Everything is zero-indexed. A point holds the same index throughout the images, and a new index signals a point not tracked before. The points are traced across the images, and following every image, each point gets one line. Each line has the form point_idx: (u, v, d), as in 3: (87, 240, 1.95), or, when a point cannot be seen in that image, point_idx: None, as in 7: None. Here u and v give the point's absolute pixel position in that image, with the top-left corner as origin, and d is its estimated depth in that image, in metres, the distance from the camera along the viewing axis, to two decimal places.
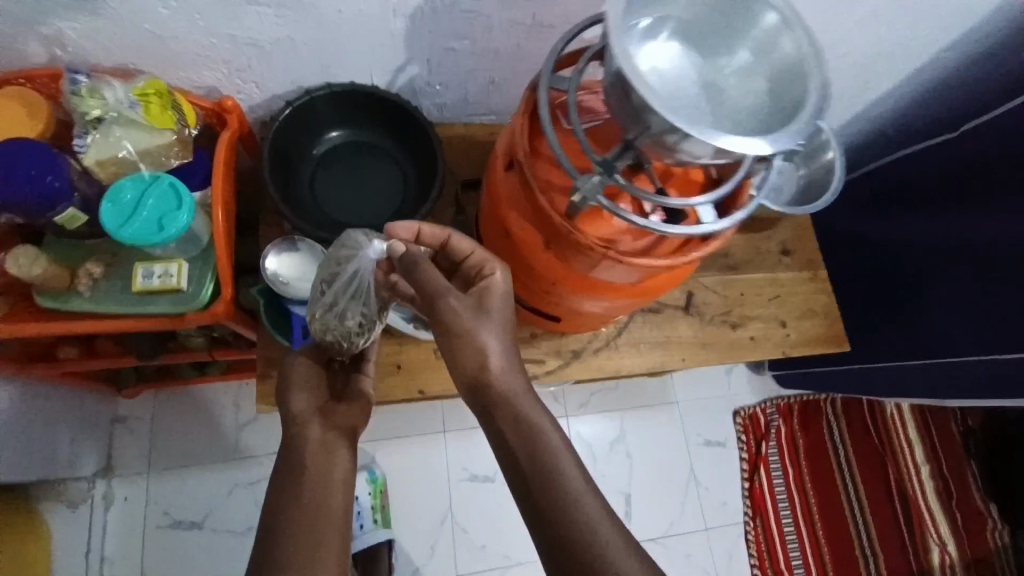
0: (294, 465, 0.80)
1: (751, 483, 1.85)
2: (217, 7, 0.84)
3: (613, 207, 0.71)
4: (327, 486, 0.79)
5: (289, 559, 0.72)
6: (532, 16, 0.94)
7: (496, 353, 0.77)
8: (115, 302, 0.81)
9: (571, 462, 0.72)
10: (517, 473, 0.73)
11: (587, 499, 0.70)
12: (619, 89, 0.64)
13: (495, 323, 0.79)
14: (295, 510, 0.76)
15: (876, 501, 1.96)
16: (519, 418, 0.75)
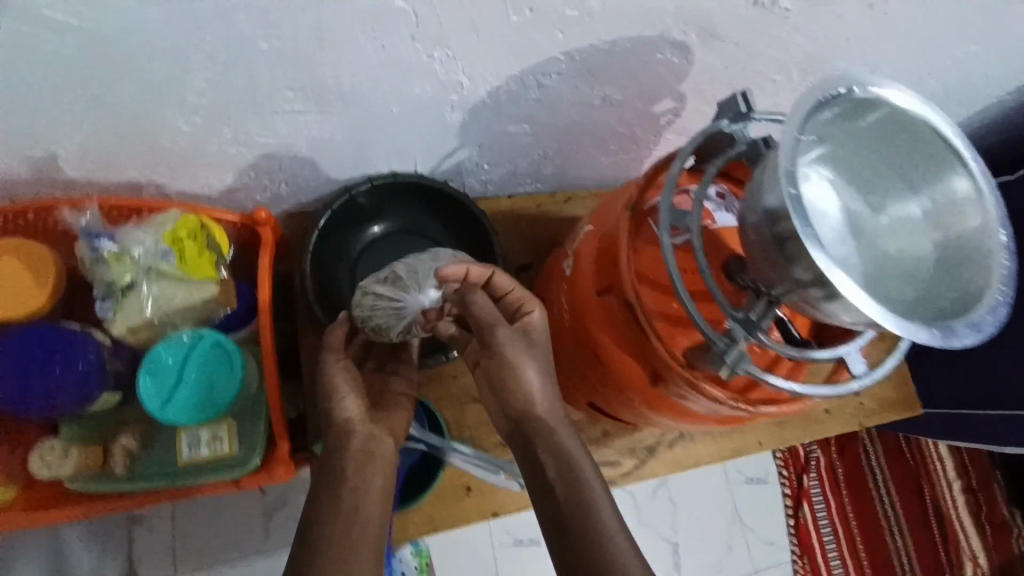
0: (339, 461, 0.65)
1: (796, 517, 1.60)
2: (253, 124, 0.71)
3: (757, 373, 0.58)
4: (365, 489, 0.64)
5: (325, 546, 0.59)
6: (603, 98, 0.82)
7: (543, 392, 0.68)
8: (157, 476, 0.71)
9: (618, 526, 0.60)
10: (559, 532, 0.60)
11: (630, 557, 0.58)
12: (775, 243, 0.54)
13: (538, 357, 0.69)
14: (332, 525, 0.60)
15: (922, 538, 1.64)
16: (559, 456, 0.64)
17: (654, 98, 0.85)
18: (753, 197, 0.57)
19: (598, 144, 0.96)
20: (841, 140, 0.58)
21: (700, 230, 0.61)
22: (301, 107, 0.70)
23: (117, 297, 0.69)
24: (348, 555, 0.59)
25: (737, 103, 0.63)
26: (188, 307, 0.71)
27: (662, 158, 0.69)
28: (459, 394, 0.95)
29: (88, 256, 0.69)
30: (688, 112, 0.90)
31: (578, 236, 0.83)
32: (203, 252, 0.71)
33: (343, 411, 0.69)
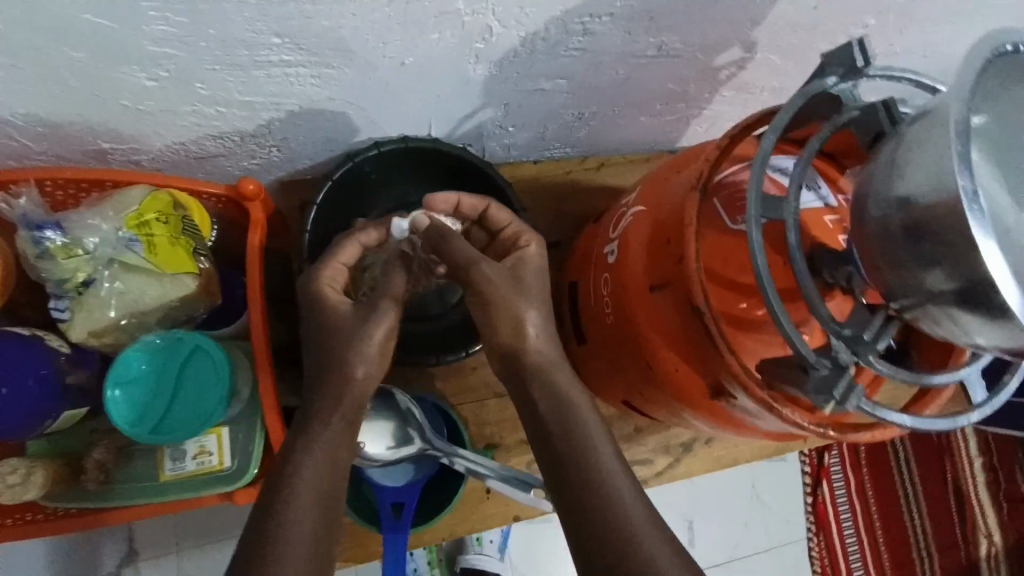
0: (317, 405, 0.58)
1: (814, 497, 1.32)
2: (234, 81, 0.57)
3: (874, 409, 0.48)
4: (338, 435, 0.58)
5: (291, 505, 0.52)
6: (659, 47, 0.67)
7: (538, 336, 0.61)
8: (137, 493, 0.65)
9: (618, 469, 0.56)
10: (558, 474, 0.57)
11: (631, 501, 0.54)
12: (908, 234, 0.44)
13: (535, 296, 0.62)
14: (303, 473, 0.54)
15: (941, 509, 1.38)
16: (555, 397, 0.60)
17: (718, 47, 0.70)
18: (883, 181, 0.46)
19: (643, 103, 0.81)
20: (1004, 108, 0.45)
21: (798, 222, 0.48)
22: (292, 60, 0.56)
23: (75, 297, 0.62)
24: (314, 502, 0.53)
25: (852, 55, 0.50)
26: (162, 304, 0.63)
27: (739, 127, 0.57)
28: (478, 388, 0.83)
29: (37, 252, 0.60)
30: (755, 64, 0.75)
31: (623, 218, 0.70)
32: (177, 237, 0.64)
33: (332, 350, 0.60)
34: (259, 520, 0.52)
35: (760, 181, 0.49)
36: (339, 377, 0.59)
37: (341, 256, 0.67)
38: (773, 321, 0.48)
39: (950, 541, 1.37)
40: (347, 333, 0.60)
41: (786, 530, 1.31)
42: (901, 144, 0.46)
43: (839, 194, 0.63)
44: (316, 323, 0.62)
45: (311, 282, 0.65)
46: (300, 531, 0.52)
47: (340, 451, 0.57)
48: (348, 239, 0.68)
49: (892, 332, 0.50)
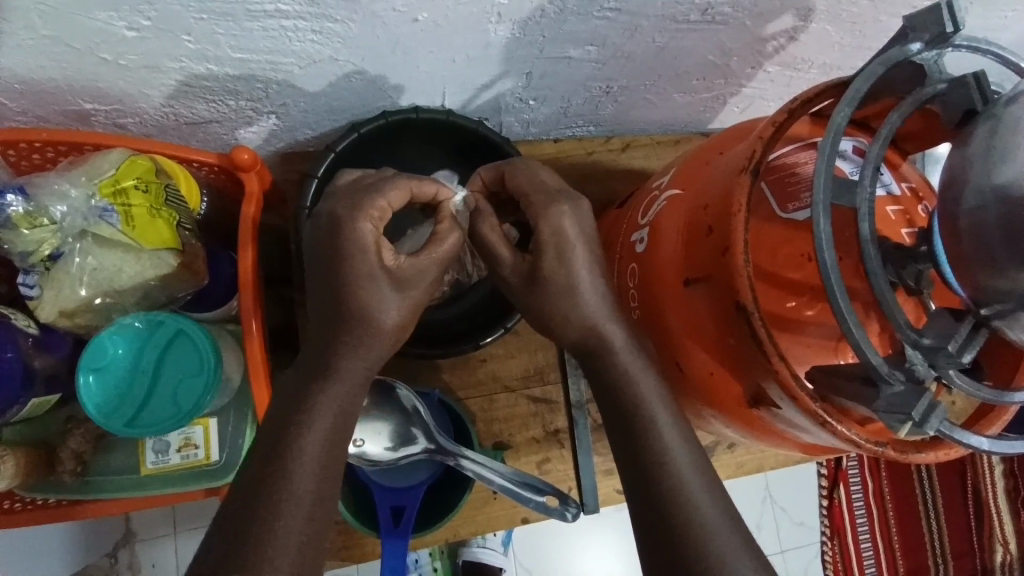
0: (319, 371, 0.50)
1: (828, 500, 1.20)
2: (225, 33, 0.51)
3: (951, 431, 0.42)
4: (342, 414, 0.50)
5: (285, 483, 0.46)
6: (704, 10, 0.60)
7: (577, 304, 0.53)
8: (112, 485, 0.62)
9: (690, 460, 0.51)
10: (624, 455, 0.53)
11: (700, 491, 0.50)
12: (1006, 235, 0.38)
13: (585, 265, 0.53)
14: (308, 453, 0.48)
15: (961, 520, 1.26)
16: (613, 371, 0.54)
17: (769, 14, 0.62)
18: (979, 167, 0.40)
19: (679, 78, 0.73)
20: None
21: (871, 212, 0.42)
22: (290, 11, 0.49)
23: (43, 271, 0.57)
24: (314, 489, 0.47)
25: (940, 18, 0.44)
26: (140, 283, 0.58)
27: (798, 100, 0.50)
28: (488, 382, 0.77)
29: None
30: (808, 35, 0.67)
31: (655, 202, 0.63)
32: (158, 208, 0.58)
33: (353, 307, 0.50)
34: (248, 506, 0.45)
35: (830, 162, 0.43)
36: (371, 339, 0.51)
37: (388, 196, 0.51)
38: (836, 319, 0.42)
39: (965, 549, 1.25)
40: (374, 299, 0.50)
41: (802, 535, 1.20)
42: (998, 125, 0.40)
43: (902, 182, 0.57)
44: (336, 276, 0.50)
45: (353, 228, 0.49)
46: (296, 522, 0.45)
47: (341, 427, 0.50)
48: (399, 184, 0.52)
49: (979, 344, 0.43)
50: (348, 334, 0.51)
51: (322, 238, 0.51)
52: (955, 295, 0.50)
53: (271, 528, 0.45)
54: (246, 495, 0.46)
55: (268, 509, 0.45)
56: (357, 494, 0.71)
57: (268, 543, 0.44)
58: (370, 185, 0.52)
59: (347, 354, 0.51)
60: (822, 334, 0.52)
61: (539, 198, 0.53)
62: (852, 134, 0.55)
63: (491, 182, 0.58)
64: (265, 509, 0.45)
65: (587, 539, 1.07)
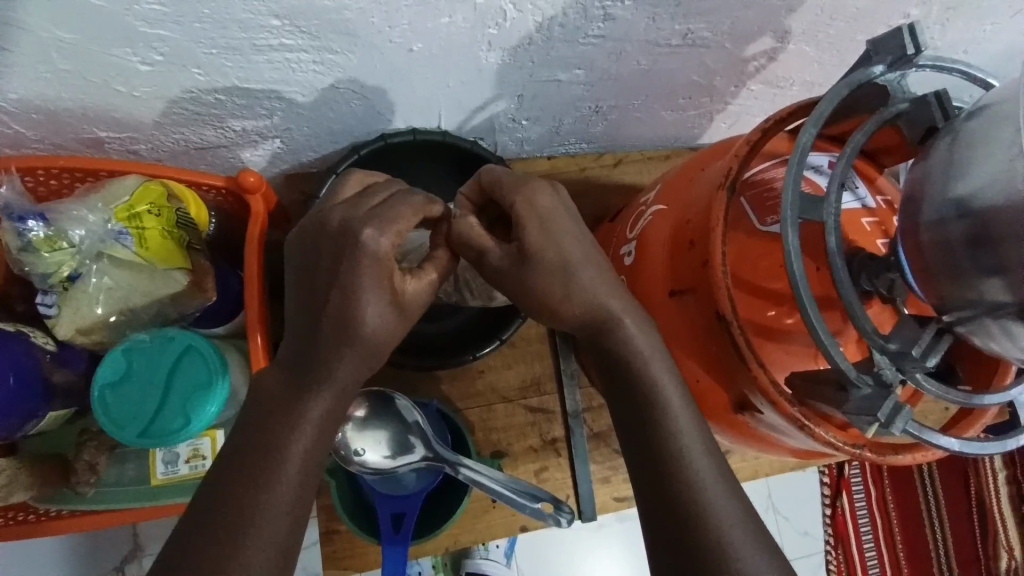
0: (305, 380, 0.51)
1: (833, 509, 1.21)
2: (233, 66, 0.54)
3: (920, 432, 0.45)
4: (322, 424, 0.52)
5: (268, 493, 0.48)
6: (685, 35, 0.63)
7: (568, 301, 0.55)
8: (124, 495, 0.65)
9: (706, 457, 0.52)
10: (634, 444, 0.55)
11: (712, 484, 0.51)
12: (964, 244, 0.41)
13: (581, 276, 0.55)
14: (287, 463, 0.49)
15: (964, 525, 1.25)
16: (627, 363, 0.55)
17: (748, 36, 0.65)
18: (938, 182, 0.43)
19: (666, 97, 0.76)
20: None
21: (838, 225, 0.45)
22: (293, 44, 0.53)
23: (61, 292, 0.60)
24: (292, 495, 0.49)
25: (901, 43, 0.47)
26: (153, 301, 0.62)
27: (771, 120, 0.53)
28: (486, 392, 0.80)
29: (19, 245, 0.59)
30: (787, 55, 0.70)
31: (643, 217, 0.66)
32: (170, 230, 0.61)
33: (346, 319, 0.51)
34: (223, 511, 0.47)
35: (797, 179, 0.46)
36: (358, 351, 0.52)
37: (404, 215, 0.52)
38: (807, 329, 0.44)
39: (970, 557, 1.25)
40: (371, 315, 0.51)
41: (804, 542, 1.20)
42: (956, 141, 0.43)
43: (877, 195, 0.59)
44: (340, 290, 0.51)
45: (369, 243, 0.50)
46: (273, 529, 0.48)
47: (321, 438, 0.52)
48: (415, 205, 0.53)
49: (943, 348, 0.46)
50: (340, 343, 0.51)
51: (331, 249, 0.51)
52: (926, 304, 0.52)
53: (248, 534, 0.47)
54: (223, 500, 0.48)
55: (245, 514, 0.47)
56: (359, 503, 0.73)
57: (243, 550, 0.46)
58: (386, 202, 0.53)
59: (334, 364, 0.51)
60: (804, 341, 0.54)
61: (518, 187, 0.55)
62: (826, 150, 0.58)
63: (477, 199, 0.58)
64: (242, 517, 0.47)
65: (590, 548, 1.08)
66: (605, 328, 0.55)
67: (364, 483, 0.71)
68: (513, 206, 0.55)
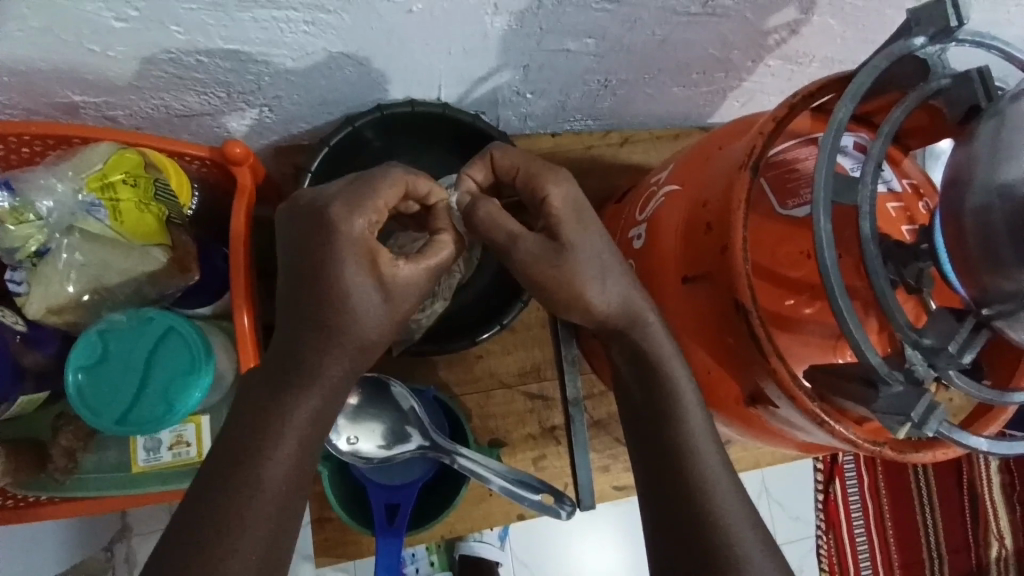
0: (291, 376, 0.48)
1: (825, 494, 1.20)
2: (215, 23, 0.49)
3: (950, 432, 0.42)
4: (310, 427, 0.48)
5: (258, 491, 0.45)
6: (704, 3, 0.59)
7: (604, 293, 0.52)
8: (106, 481, 0.63)
9: (714, 456, 0.51)
10: (643, 438, 0.53)
11: (720, 483, 0.50)
12: (1013, 234, 0.38)
13: (587, 261, 0.51)
14: (273, 458, 0.47)
15: (955, 513, 1.25)
16: (643, 356, 0.53)
17: (771, 7, 0.61)
18: (984, 166, 0.40)
19: (679, 71, 0.72)
20: None
21: (872, 210, 0.42)
22: (282, 1, 0.48)
23: (30, 267, 0.57)
24: (280, 493, 0.46)
25: (944, 13, 0.43)
26: (130, 279, 0.59)
27: (799, 95, 0.49)
28: (483, 378, 0.77)
29: None
30: (810, 28, 0.66)
31: (654, 199, 0.62)
32: (147, 203, 0.57)
33: (336, 307, 0.47)
34: (209, 519, 0.45)
35: (831, 161, 0.43)
36: (346, 342, 0.48)
37: (386, 195, 0.49)
38: (836, 320, 0.41)
39: (960, 543, 1.24)
40: (357, 299, 0.48)
41: (796, 529, 1.19)
42: (1004, 122, 0.40)
43: (903, 179, 0.56)
44: (321, 272, 0.47)
45: (341, 223, 0.47)
46: (255, 537, 0.45)
47: (310, 439, 0.49)
48: (395, 177, 0.50)
49: (979, 345, 0.43)
50: (323, 326, 0.48)
51: (307, 227, 0.48)
52: (956, 295, 0.49)
53: (232, 540, 0.44)
54: (207, 506, 0.45)
55: (231, 515, 0.45)
56: (351, 493, 0.70)
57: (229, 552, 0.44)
58: (363, 180, 0.50)
59: (321, 356, 0.48)
60: (823, 333, 0.52)
61: (541, 173, 0.52)
62: (853, 130, 0.55)
63: (484, 181, 0.56)
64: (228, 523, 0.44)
65: (582, 532, 1.07)
66: (622, 319, 0.53)
67: (358, 472, 0.68)
68: (546, 197, 0.51)
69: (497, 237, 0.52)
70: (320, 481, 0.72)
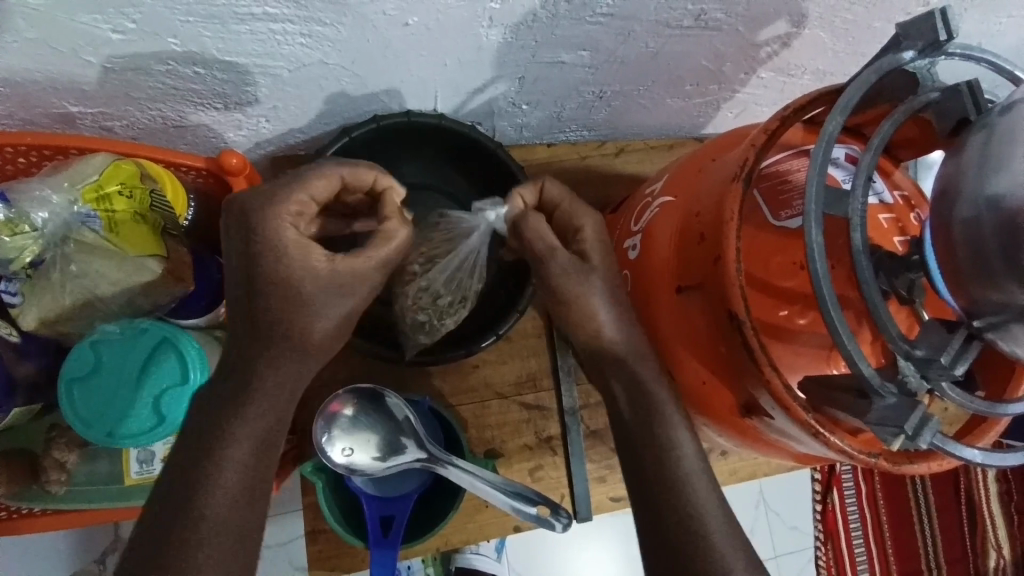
0: (240, 387, 0.49)
1: (824, 506, 1.19)
2: (211, 35, 0.50)
3: (943, 444, 0.42)
4: (264, 434, 0.49)
5: (211, 508, 0.46)
6: (697, 16, 0.60)
7: (613, 319, 0.54)
8: (100, 494, 0.62)
9: (703, 479, 0.52)
10: (634, 464, 0.53)
11: (708, 504, 0.51)
12: (1001, 245, 0.38)
13: (604, 284, 0.54)
14: (225, 470, 0.47)
15: (953, 524, 1.24)
16: (635, 381, 0.54)
17: (763, 19, 0.62)
18: (972, 177, 0.40)
19: (673, 83, 0.73)
20: None
21: (864, 221, 0.42)
22: (278, 13, 0.49)
23: (24, 279, 0.57)
24: (227, 508, 0.46)
25: (933, 27, 0.43)
26: (123, 290, 0.58)
27: (790, 107, 0.50)
28: (480, 388, 0.77)
29: None
30: (802, 40, 0.67)
31: (648, 209, 0.62)
32: (143, 214, 0.58)
33: (289, 318, 0.49)
34: (173, 531, 0.45)
35: (822, 173, 0.43)
36: (292, 351, 0.50)
37: (316, 190, 0.50)
38: (828, 330, 0.42)
39: (958, 554, 1.23)
40: (312, 314, 0.49)
41: (795, 539, 1.19)
42: (991, 137, 0.40)
43: (895, 190, 0.56)
44: (255, 277, 0.48)
45: (276, 225, 0.47)
46: (212, 550, 0.45)
47: (261, 445, 0.49)
48: (341, 175, 0.51)
49: (972, 355, 0.43)
50: (274, 340, 0.49)
51: (235, 232, 0.48)
52: (946, 306, 0.51)
53: (190, 554, 0.44)
54: (169, 521, 0.45)
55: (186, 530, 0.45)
56: (346, 506, 0.70)
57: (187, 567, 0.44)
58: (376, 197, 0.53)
59: (273, 368, 0.49)
60: (816, 343, 0.52)
61: (576, 206, 0.55)
62: (845, 141, 0.55)
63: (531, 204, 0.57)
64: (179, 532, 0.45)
65: (580, 543, 1.06)
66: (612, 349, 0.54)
67: (353, 484, 0.68)
68: (581, 225, 0.55)
69: (536, 246, 0.53)
70: (314, 493, 0.71)
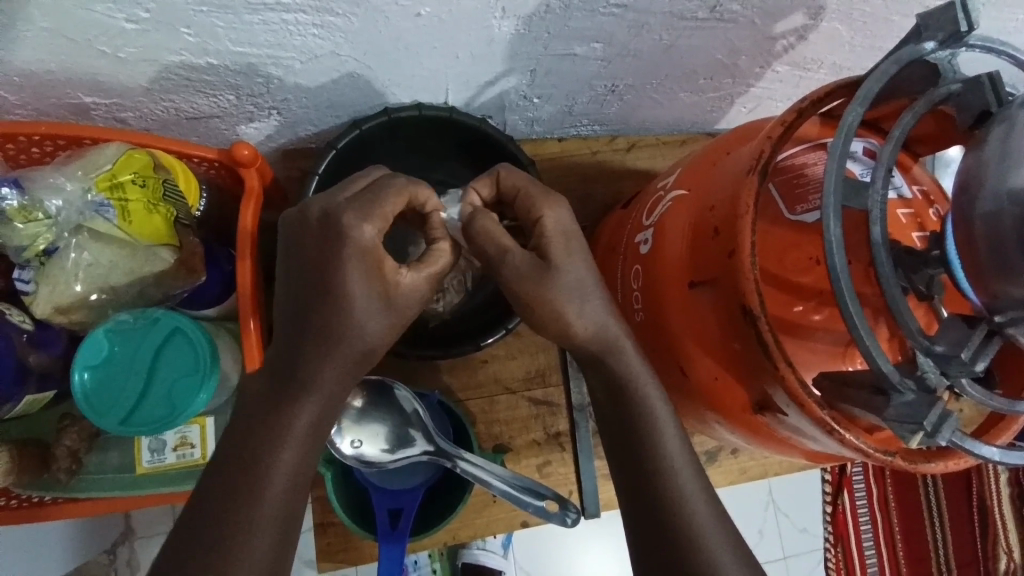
0: (287, 384, 0.48)
1: (834, 506, 1.18)
2: (224, 26, 0.50)
3: (962, 442, 0.41)
4: (310, 435, 0.49)
5: (258, 505, 0.46)
6: (712, 8, 0.59)
7: (582, 315, 0.52)
8: (110, 483, 0.63)
9: (692, 471, 0.52)
10: (625, 456, 0.53)
11: (698, 499, 0.51)
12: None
13: (573, 277, 0.51)
14: (277, 468, 0.47)
15: (965, 527, 1.22)
16: (618, 379, 0.53)
17: (780, 12, 0.61)
18: (995, 170, 0.39)
19: (686, 76, 0.72)
20: None
21: (884, 215, 0.41)
22: (290, 4, 0.48)
23: (38, 266, 0.57)
24: (278, 506, 0.46)
25: (954, 17, 0.42)
26: (137, 279, 0.59)
27: (808, 100, 0.49)
28: (488, 383, 0.77)
29: None
30: (818, 34, 0.66)
31: (660, 203, 0.62)
32: (155, 204, 0.58)
33: (340, 313, 0.48)
34: (212, 525, 0.45)
35: (841, 166, 0.42)
36: (347, 350, 0.48)
37: (389, 204, 0.49)
38: (848, 328, 0.41)
39: (969, 557, 1.21)
40: (362, 312, 0.48)
41: (804, 539, 1.18)
42: (1013, 128, 0.39)
43: (913, 185, 0.55)
44: (329, 283, 0.47)
45: (354, 231, 0.47)
46: (260, 545, 0.45)
47: (308, 448, 0.49)
48: (398, 186, 0.51)
49: (992, 352, 0.42)
50: (324, 341, 0.48)
51: (316, 241, 0.48)
52: (965, 300, 0.49)
53: (241, 546, 0.44)
54: (204, 514, 0.45)
55: (231, 528, 0.45)
56: (353, 499, 0.70)
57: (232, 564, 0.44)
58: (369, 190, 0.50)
59: (317, 368, 0.48)
60: (830, 340, 0.51)
61: (537, 194, 0.53)
62: (862, 135, 0.54)
63: (489, 196, 0.57)
64: (231, 527, 0.44)
65: (588, 540, 1.06)
66: (601, 341, 0.52)
67: (362, 477, 0.68)
68: (539, 219, 0.52)
69: (489, 248, 0.52)
70: (322, 485, 0.71)
